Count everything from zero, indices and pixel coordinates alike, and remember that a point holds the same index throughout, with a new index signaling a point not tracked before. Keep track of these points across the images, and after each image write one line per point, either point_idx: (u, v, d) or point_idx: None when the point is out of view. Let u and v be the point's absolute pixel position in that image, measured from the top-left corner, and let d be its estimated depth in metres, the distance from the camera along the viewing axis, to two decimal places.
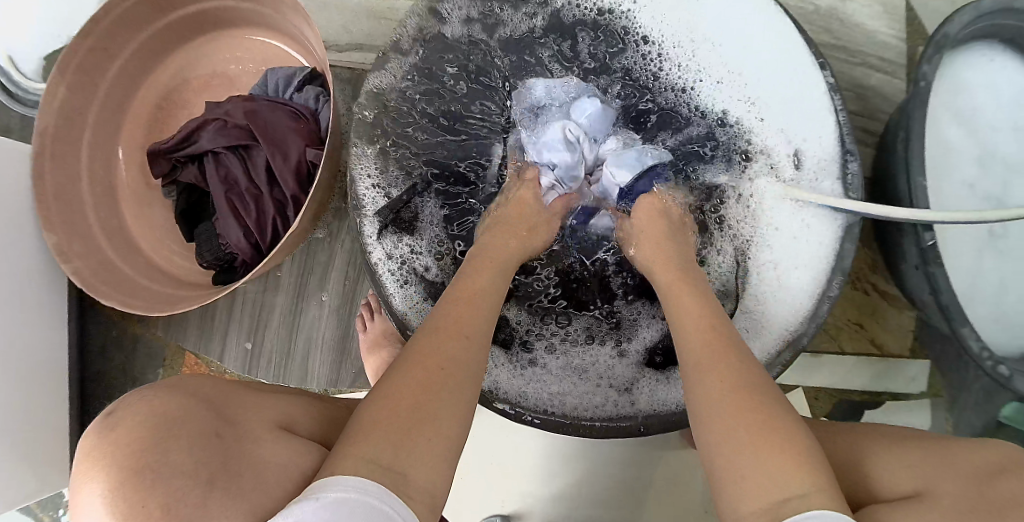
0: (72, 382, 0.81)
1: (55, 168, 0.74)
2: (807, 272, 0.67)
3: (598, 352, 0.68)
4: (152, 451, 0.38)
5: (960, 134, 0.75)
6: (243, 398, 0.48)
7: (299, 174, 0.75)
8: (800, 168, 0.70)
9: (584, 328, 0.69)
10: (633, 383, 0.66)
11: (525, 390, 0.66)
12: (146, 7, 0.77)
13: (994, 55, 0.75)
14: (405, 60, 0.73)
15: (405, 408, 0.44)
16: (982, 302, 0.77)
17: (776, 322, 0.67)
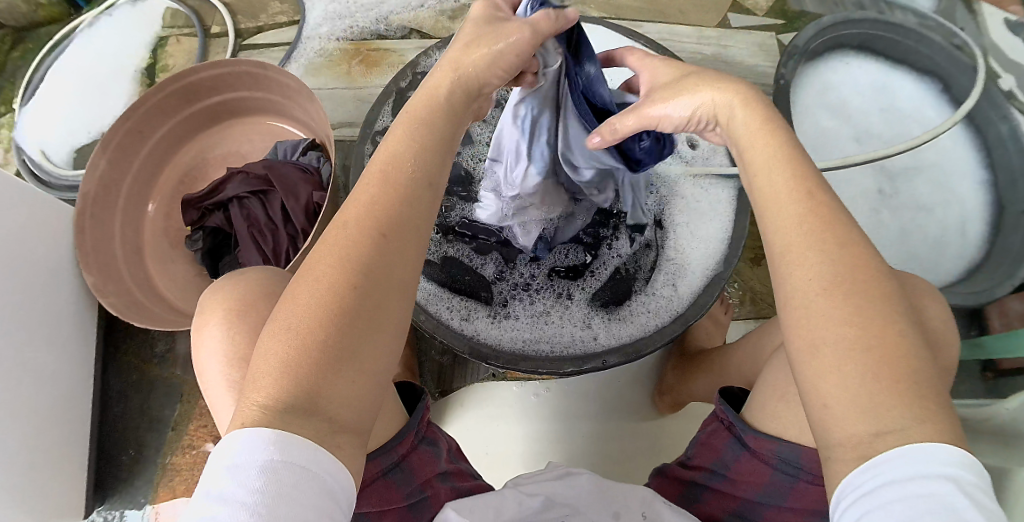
0: (93, 426, 0.83)
1: (94, 225, 0.86)
2: (713, 228, 0.80)
3: (556, 309, 0.79)
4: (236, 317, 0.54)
5: (833, 121, 0.97)
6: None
7: (308, 212, 0.87)
8: (689, 152, 0.85)
9: (542, 291, 0.81)
10: (590, 329, 0.77)
11: (498, 346, 0.74)
12: (176, 98, 0.94)
13: (850, 61, 0.98)
14: (395, 94, 0.89)
15: (331, 332, 0.42)
16: (891, 247, 0.92)
17: (698, 267, 0.78)
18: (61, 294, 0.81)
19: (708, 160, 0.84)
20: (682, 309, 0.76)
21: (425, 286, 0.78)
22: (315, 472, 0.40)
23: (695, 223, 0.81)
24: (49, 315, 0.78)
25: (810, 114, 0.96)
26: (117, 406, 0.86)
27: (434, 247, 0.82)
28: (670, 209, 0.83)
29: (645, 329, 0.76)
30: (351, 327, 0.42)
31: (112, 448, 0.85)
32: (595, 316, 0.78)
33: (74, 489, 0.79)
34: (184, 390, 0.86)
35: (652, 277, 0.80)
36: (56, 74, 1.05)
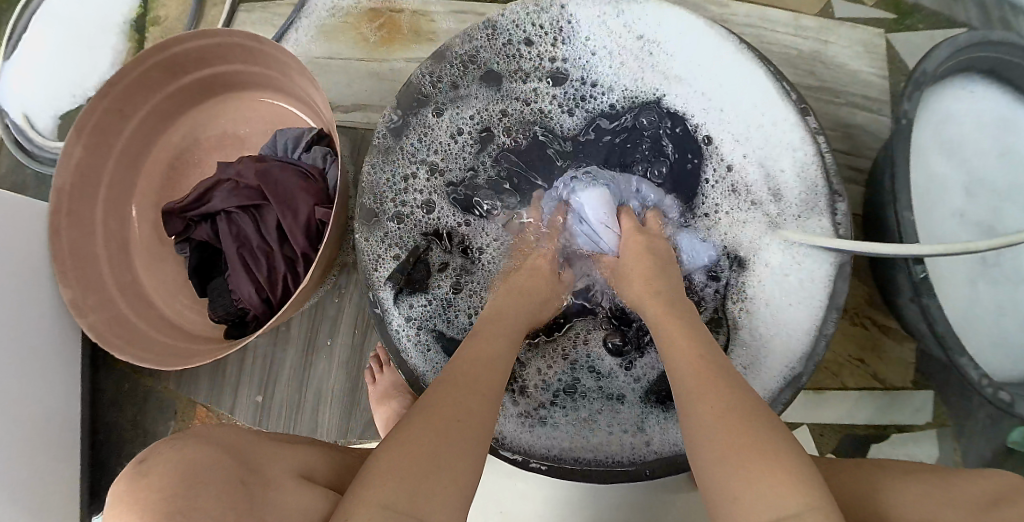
0: (83, 436, 0.87)
1: (71, 224, 0.82)
2: (805, 310, 0.71)
3: (606, 405, 0.74)
4: (181, 494, 0.44)
5: (948, 165, 0.80)
6: (254, 454, 0.53)
7: (309, 231, 0.78)
8: (785, 202, 0.75)
9: (588, 386, 0.75)
10: (644, 432, 0.71)
11: (537, 448, 0.71)
12: (157, 73, 0.84)
13: (975, 87, 0.80)
14: (423, 92, 0.79)
15: (424, 438, 0.51)
16: (979, 330, 0.78)
17: (780, 357, 0.71)
18: (37, 301, 0.80)
19: (807, 213, 0.73)
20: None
21: (431, 351, 0.75)
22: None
23: (783, 303, 0.73)
24: (15, 332, 0.76)
25: (921, 156, 0.79)
26: (114, 413, 0.89)
27: (459, 313, 0.78)
28: (753, 282, 0.76)
29: None
30: (446, 435, 0.51)
31: (109, 452, 0.89)
32: (647, 413, 0.72)
33: (69, 496, 0.83)
34: (178, 407, 0.88)
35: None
36: (38, 26, 0.97)
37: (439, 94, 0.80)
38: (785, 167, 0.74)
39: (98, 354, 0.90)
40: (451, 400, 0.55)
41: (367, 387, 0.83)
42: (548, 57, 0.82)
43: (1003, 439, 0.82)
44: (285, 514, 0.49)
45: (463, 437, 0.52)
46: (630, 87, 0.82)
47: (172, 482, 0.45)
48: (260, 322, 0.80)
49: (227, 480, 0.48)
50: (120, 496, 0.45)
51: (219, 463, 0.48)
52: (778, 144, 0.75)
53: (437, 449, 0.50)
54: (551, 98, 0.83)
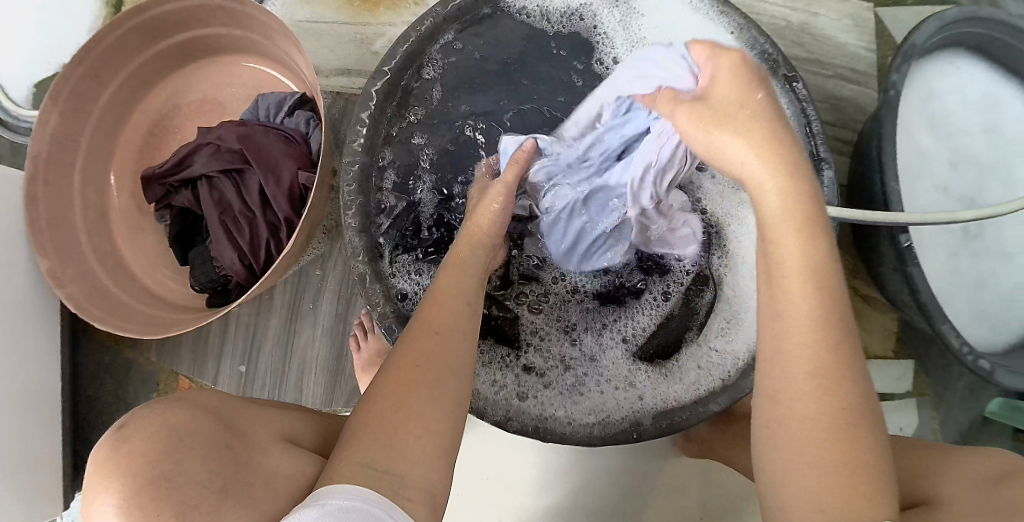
0: (64, 407, 0.85)
1: (48, 193, 0.79)
2: None
3: (592, 365, 0.74)
4: (165, 461, 0.42)
5: (931, 137, 0.80)
6: (237, 418, 0.51)
7: (292, 197, 0.77)
8: None
9: (572, 352, 0.74)
10: (634, 387, 0.72)
11: (519, 404, 0.71)
12: (135, 36, 0.81)
13: (960, 63, 0.80)
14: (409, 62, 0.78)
15: (390, 407, 0.50)
16: (961, 300, 0.79)
17: (759, 315, 0.72)
18: (12, 273, 0.78)
19: None
20: (738, 369, 0.70)
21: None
22: (379, 515, 0.44)
23: (760, 262, 0.73)
24: None
25: (906, 130, 0.80)
26: (93, 385, 0.88)
27: None
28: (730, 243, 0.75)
29: (694, 389, 0.70)
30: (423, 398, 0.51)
31: (90, 424, 0.87)
32: (638, 371, 0.73)
33: (51, 470, 0.82)
34: (159, 379, 0.87)
35: (707, 326, 0.73)
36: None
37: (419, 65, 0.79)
38: None
39: (77, 326, 0.89)
40: (420, 350, 0.54)
41: (352, 355, 0.82)
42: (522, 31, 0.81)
43: (981, 408, 0.83)
44: (276, 478, 0.47)
45: (448, 397, 0.52)
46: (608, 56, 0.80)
47: (156, 446, 0.43)
48: (243, 290, 0.79)
49: (211, 444, 0.46)
50: (100, 462, 0.42)
51: (201, 427, 0.46)
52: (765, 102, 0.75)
53: (418, 409, 0.50)
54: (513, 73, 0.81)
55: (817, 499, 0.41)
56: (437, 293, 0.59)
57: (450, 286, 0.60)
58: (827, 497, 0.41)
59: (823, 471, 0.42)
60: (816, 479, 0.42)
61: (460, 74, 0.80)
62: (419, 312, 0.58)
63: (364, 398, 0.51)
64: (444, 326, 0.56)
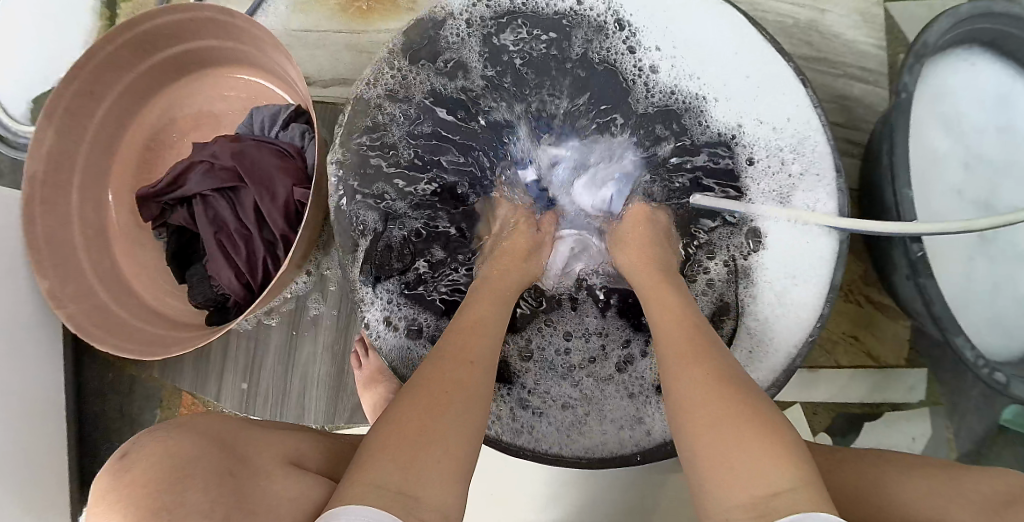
0: (69, 424, 0.86)
1: (46, 212, 0.79)
2: (795, 282, 0.72)
3: (595, 406, 0.72)
4: (167, 491, 0.42)
5: (945, 139, 0.77)
6: (234, 441, 0.51)
7: (287, 214, 0.75)
8: (773, 176, 0.74)
9: (575, 394, 0.73)
10: (639, 417, 0.70)
11: (528, 429, 0.71)
12: (127, 51, 0.80)
13: (974, 60, 0.77)
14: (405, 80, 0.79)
15: (413, 434, 0.49)
16: (976, 306, 0.77)
17: (774, 330, 0.71)
18: (13, 292, 0.78)
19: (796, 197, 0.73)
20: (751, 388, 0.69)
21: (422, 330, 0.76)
22: None
23: (774, 276, 0.72)
24: None
25: (917, 131, 0.77)
26: (97, 401, 0.88)
27: None
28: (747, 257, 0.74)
29: None
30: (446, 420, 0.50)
31: (96, 440, 0.88)
32: (645, 393, 0.72)
33: (58, 487, 0.82)
34: (163, 395, 0.87)
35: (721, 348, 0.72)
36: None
37: (416, 83, 0.79)
38: (768, 139, 0.74)
39: (80, 343, 0.89)
40: (449, 373, 0.54)
41: (353, 371, 0.81)
42: (532, 34, 0.79)
43: (997, 417, 0.80)
44: (279, 503, 0.47)
45: (475, 417, 0.52)
46: (602, 56, 0.78)
47: (157, 477, 0.43)
48: (242, 308, 0.78)
49: (214, 472, 0.45)
50: (101, 492, 0.43)
51: (204, 453, 0.46)
52: (778, 105, 0.73)
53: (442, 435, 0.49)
54: (520, 83, 0.80)
55: (749, 487, 0.43)
56: (465, 318, 0.61)
57: (474, 319, 0.61)
58: (760, 488, 0.42)
59: (739, 455, 0.44)
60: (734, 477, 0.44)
61: (460, 95, 0.80)
62: (450, 338, 0.59)
63: (384, 422, 0.51)
64: (468, 353, 0.57)
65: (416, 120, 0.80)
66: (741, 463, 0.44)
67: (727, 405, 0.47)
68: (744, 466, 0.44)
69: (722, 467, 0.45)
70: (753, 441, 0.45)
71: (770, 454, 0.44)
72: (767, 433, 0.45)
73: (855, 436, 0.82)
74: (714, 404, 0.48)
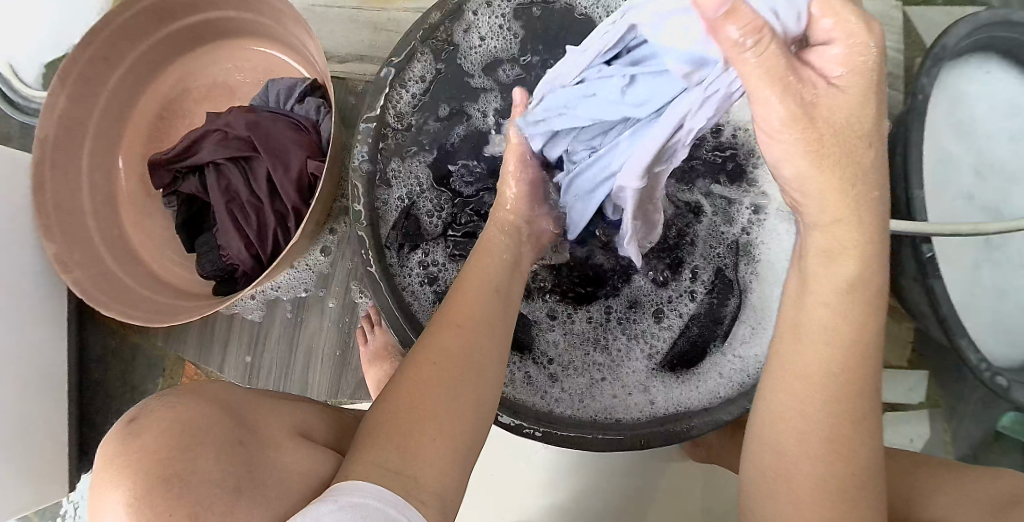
0: (70, 390, 0.85)
1: (56, 176, 0.78)
2: None
3: (610, 368, 0.73)
4: (177, 459, 0.39)
5: (959, 144, 0.78)
6: (246, 409, 0.49)
7: (300, 186, 0.75)
8: None
9: (591, 358, 0.73)
10: (648, 393, 0.71)
11: (533, 406, 0.71)
12: (145, 17, 0.80)
13: (990, 68, 0.78)
14: (422, 54, 0.76)
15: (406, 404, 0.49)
16: (982, 311, 0.77)
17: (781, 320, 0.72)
18: (20, 255, 0.78)
19: None
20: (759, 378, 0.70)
21: None
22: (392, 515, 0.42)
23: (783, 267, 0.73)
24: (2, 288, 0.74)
25: (932, 134, 0.77)
26: (99, 369, 0.88)
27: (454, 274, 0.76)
28: (757, 246, 0.74)
29: (711, 399, 0.70)
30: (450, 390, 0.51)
31: (96, 408, 0.88)
32: (654, 377, 0.72)
33: (57, 453, 0.82)
34: (166, 365, 0.87)
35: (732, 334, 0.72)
36: None
37: (427, 54, 0.77)
38: None
39: (84, 309, 0.88)
40: (445, 345, 0.53)
41: (358, 348, 0.81)
42: (559, 21, 0.78)
43: (994, 422, 0.81)
44: (286, 474, 0.46)
45: (475, 391, 0.52)
46: None
47: (168, 443, 0.40)
48: (250, 280, 0.78)
49: (224, 442, 0.43)
50: (107, 458, 0.40)
51: (213, 423, 0.43)
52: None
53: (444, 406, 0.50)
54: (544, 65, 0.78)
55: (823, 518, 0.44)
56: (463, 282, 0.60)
57: (475, 281, 0.60)
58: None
59: (832, 494, 0.44)
60: (814, 502, 0.45)
61: (480, 74, 0.79)
62: (446, 304, 0.58)
63: (387, 395, 0.51)
64: (469, 320, 0.56)
65: (440, 111, 0.78)
66: (818, 480, 0.45)
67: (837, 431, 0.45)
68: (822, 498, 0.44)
69: (791, 443, 0.46)
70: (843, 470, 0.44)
71: (844, 484, 0.44)
72: (858, 475, 0.45)
73: None
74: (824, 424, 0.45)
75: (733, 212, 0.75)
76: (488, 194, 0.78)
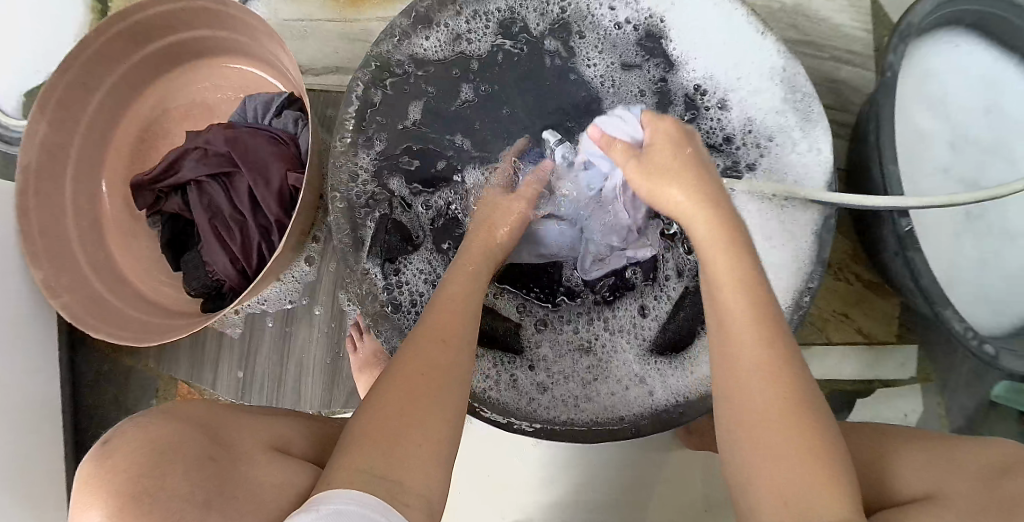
0: (65, 415, 0.85)
1: (40, 202, 0.79)
2: (787, 253, 0.72)
3: (603, 360, 0.74)
4: (149, 476, 0.41)
5: (932, 118, 0.79)
6: (219, 426, 0.49)
7: (282, 199, 0.76)
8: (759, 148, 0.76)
9: (582, 351, 0.74)
10: (644, 383, 0.71)
11: (525, 403, 0.72)
12: (121, 41, 0.81)
13: (957, 42, 0.79)
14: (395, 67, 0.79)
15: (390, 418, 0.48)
16: (966, 282, 0.78)
17: None
18: (7, 283, 0.78)
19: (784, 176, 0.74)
20: None
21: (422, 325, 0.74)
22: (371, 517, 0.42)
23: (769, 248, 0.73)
24: None
25: (904, 110, 0.78)
26: (93, 393, 0.88)
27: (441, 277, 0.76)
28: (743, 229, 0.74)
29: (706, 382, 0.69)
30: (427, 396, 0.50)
31: (92, 432, 0.88)
32: (648, 367, 0.72)
33: (55, 478, 0.82)
34: (159, 385, 0.87)
35: None
36: None
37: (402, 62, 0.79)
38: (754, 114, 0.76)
39: (76, 335, 0.89)
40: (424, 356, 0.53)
41: (349, 356, 0.81)
42: (529, 27, 0.81)
43: (986, 393, 0.81)
44: (262, 488, 0.46)
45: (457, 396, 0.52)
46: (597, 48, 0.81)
47: (141, 461, 0.41)
48: (237, 294, 0.78)
49: (196, 457, 0.44)
50: (83, 479, 0.41)
51: (190, 437, 0.45)
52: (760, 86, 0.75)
53: (419, 413, 0.49)
54: (518, 72, 0.81)
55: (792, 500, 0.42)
56: (451, 295, 0.60)
57: (456, 294, 0.60)
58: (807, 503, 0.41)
59: (794, 472, 0.42)
60: (778, 479, 0.43)
61: (456, 80, 0.81)
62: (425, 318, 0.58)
63: (369, 406, 0.50)
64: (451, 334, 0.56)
65: (406, 118, 0.80)
66: (783, 458, 0.43)
67: (777, 408, 0.45)
68: (778, 471, 0.43)
69: (760, 422, 0.45)
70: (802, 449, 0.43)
71: (808, 462, 0.42)
72: (820, 452, 0.43)
73: (849, 412, 0.83)
74: (777, 391, 0.45)
75: None
76: (471, 194, 0.79)
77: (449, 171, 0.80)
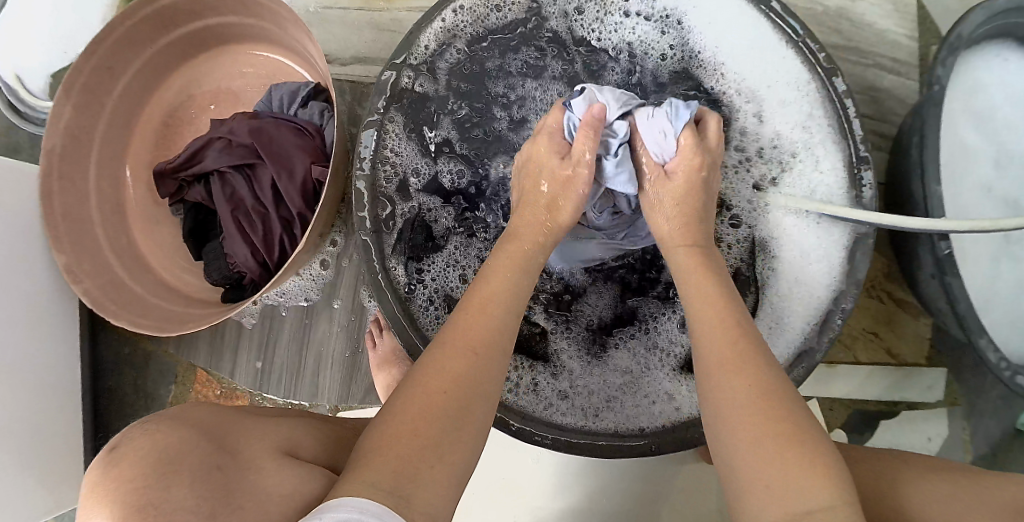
0: (85, 397, 0.87)
1: (64, 187, 0.79)
2: (819, 269, 0.70)
3: (624, 371, 0.72)
4: (154, 486, 0.40)
5: (978, 134, 0.75)
6: (229, 431, 0.49)
7: (305, 192, 0.75)
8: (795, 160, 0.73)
9: (603, 360, 0.73)
10: (664, 394, 0.71)
11: (543, 410, 0.71)
12: (147, 25, 0.80)
13: (1008, 55, 0.75)
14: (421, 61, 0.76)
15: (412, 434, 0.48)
16: (1002, 307, 0.75)
17: (797, 317, 0.70)
18: (30, 266, 0.78)
19: (820, 189, 0.72)
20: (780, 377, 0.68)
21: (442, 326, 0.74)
22: None
23: (801, 262, 0.71)
24: (14, 299, 0.75)
25: (949, 125, 0.75)
26: (114, 376, 0.89)
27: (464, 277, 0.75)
28: (775, 241, 0.72)
29: None
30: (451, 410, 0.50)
31: (111, 414, 0.89)
32: (669, 378, 0.71)
33: (74, 459, 0.83)
34: (178, 371, 0.88)
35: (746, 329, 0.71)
36: None
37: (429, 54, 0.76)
38: (790, 123, 0.73)
39: (97, 318, 0.89)
40: (449, 367, 0.52)
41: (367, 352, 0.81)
42: (562, 20, 0.78)
43: (1015, 420, 0.79)
44: (269, 498, 0.45)
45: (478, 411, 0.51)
46: (632, 44, 0.77)
47: (147, 470, 0.41)
48: (257, 286, 0.78)
49: (203, 466, 0.43)
50: (91, 485, 0.41)
51: (198, 445, 0.44)
52: (799, 93, 0.72)
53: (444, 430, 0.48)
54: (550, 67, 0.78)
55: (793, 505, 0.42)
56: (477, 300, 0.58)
57: (489, 295, 0.58)
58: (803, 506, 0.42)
59: (795, 479, 0.43)
60: (774, 490, 0.44)
61: (485, 73, 0.78)
62: (455, 322, 0.56)
63: (388, 414, 0.50)
64: (480, 341, 0.55)
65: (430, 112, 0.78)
66: (768, 466, 0.45)
67: (761, 420, 0.47)
68: (773, 478, 0.44)
69: (743, 437, 0.47)
70: (793, 450, 0.45)
71: (801, 461, 0.44)
72: (810, 452, 0.45)
73: (871, 433, 0.82)
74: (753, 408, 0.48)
75: (746, 210, 0.74)
76: (496, 194, 0.77)
77: (474, 166, 0.78)
